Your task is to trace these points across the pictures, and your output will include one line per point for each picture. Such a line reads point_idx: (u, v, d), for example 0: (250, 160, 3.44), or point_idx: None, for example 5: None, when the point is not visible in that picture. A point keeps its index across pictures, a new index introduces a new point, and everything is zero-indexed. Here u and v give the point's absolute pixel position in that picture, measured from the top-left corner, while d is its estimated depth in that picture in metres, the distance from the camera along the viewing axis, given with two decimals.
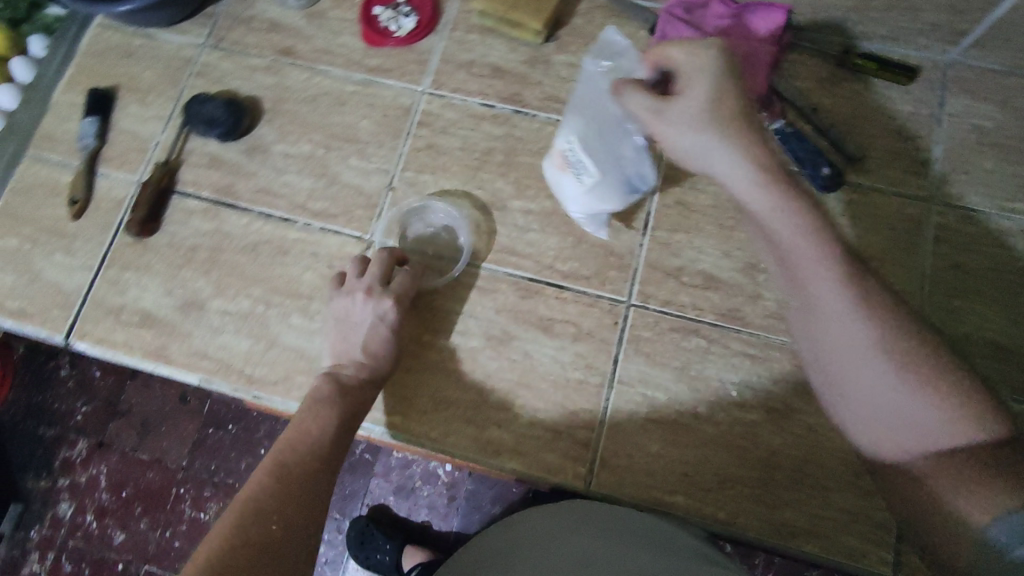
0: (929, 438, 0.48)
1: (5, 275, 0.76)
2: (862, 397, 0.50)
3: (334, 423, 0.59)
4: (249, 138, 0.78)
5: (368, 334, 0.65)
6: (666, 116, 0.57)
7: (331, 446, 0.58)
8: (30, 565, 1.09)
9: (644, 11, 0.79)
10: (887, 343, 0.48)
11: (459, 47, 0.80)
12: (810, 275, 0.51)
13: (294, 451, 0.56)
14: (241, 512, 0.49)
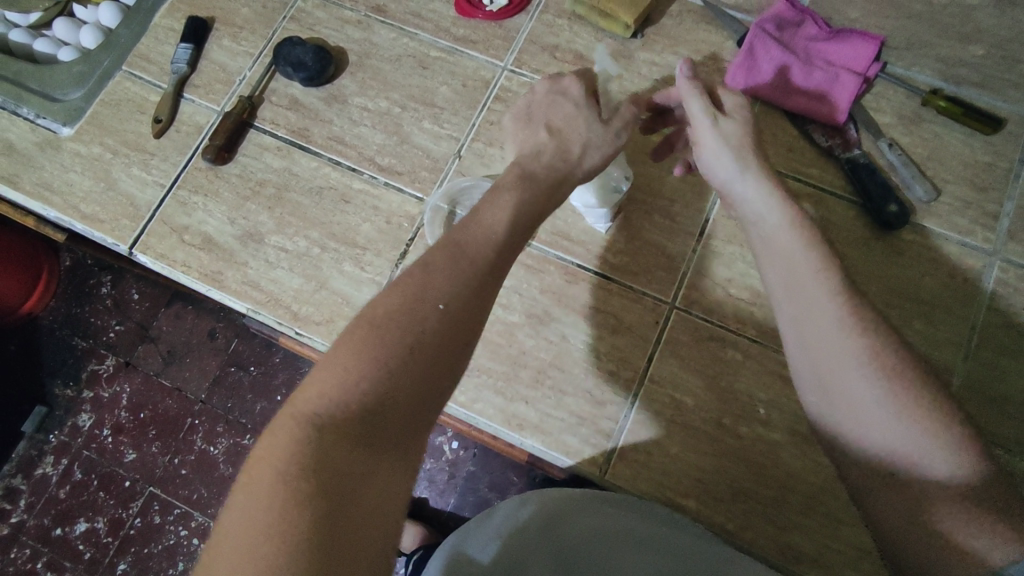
0: (930, 467, 0.46)
1: (82, 179, 0.79)
2: (858, 410, 0.47)
3: (442, 305, 0.43)
4: (331, 87, 0.81)
5: (560, 116, 0.58)
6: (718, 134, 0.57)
7: (433, 335, 0.42)
8: (45, 465, 1.30)
9: (735, 22, 0.79)
10: (887, 362, 0.46)
11: (547, 30, 0.82)
12: (820, 285, 0.49)
13: (381, 336, 0.41)
14: (325, 389, 0.39)
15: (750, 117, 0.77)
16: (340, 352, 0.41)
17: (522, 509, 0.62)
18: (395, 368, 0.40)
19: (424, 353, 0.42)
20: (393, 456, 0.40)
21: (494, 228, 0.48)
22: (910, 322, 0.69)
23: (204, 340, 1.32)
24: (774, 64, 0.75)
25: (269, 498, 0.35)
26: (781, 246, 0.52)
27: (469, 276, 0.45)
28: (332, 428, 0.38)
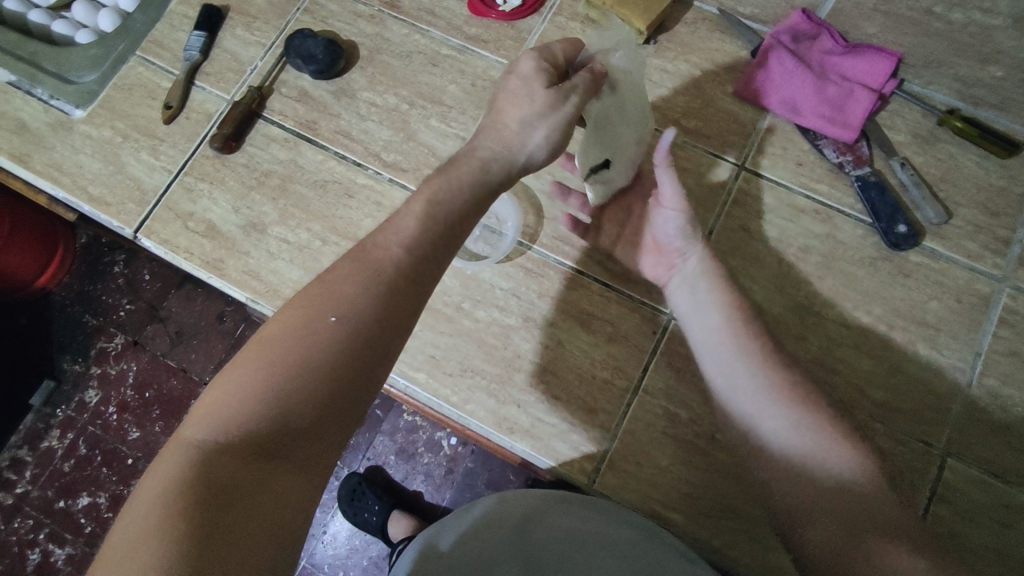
0: (840, 488, 0.53)
1: (91, 161, 0.80)
2: (780, 446, 0.56)
3: (334, 317, 0.45)
4: (341, 80, 0.81)
5: (516, 95, 0.55)
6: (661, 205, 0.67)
7: (323, 346, 0.43)
8: (50, 438, 1.32)
9: (751, 32, 0.78)
10: (789, 388, 0.57)
11: (559, 32, 0.81)
12: (736, 336, 0.61)
13: (275, 352, 0.43)
14: (216, 406, 0.41)
15: (760, 129, 0.76)
16: (234, 370, 0.43)
17: (498, 506, 0.63)
18: (284, 382, 0.42)
19: (316, 364, 0.43)
20: (290, 471, 0.41)
21: (398, 239, 0.49)
22: (913, 346, 0.68)
23: (213, 323, 1.33)
24: (788, 78, 0.74)
25: (147, 511, 0.37)
26: (703, 311, 0.64)
27: (368, 286, 0.46)
28: (219, 445, 0.40)
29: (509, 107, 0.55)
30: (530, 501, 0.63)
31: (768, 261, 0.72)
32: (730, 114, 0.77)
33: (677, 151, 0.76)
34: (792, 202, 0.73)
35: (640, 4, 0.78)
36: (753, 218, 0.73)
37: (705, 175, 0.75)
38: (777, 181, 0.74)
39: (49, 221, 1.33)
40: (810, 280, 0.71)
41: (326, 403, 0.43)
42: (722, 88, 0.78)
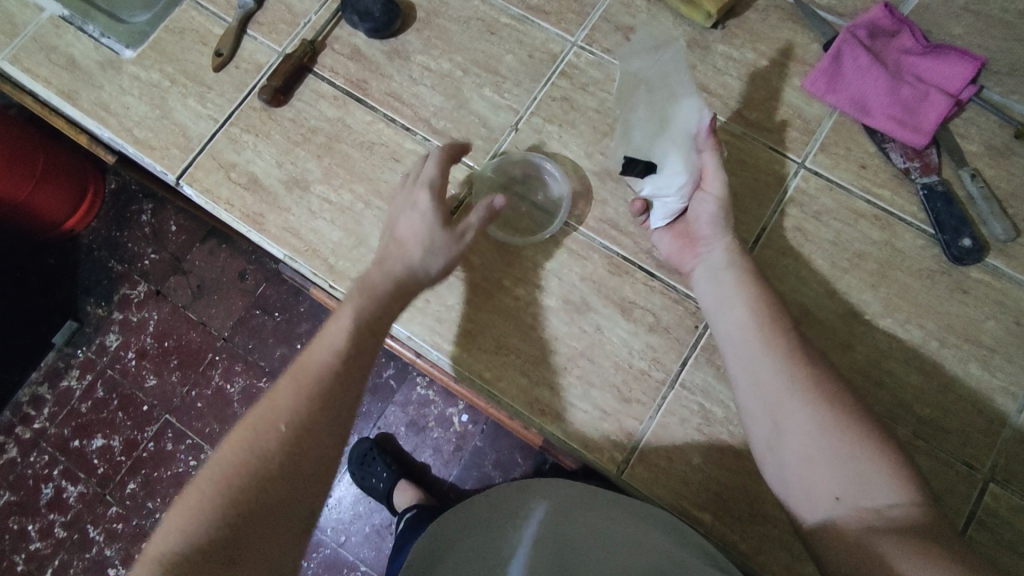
0: (869, 495, 0.48)
1: (138, 103, 0.79)
2: (802, 443, 0.51)
3: (284, 426, 0.49)
4: (395, 41, 0.79)
5: (408, 228, 0.60)
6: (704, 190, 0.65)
7: (277, 457, 0.47)
8: (69, 378, 1.34)
9: (825, 25, 0.74)
10: (819, 387, 0.53)
11: (624, 10, 0.78)
12: (763, 333, 0.57)
13: (228, 473, 0.46)
14: (172, 538, 0.43)
15: (825, 127, 0.73)
16: (190, 499, 0.45)
17: (529, 499, 0.65)
18: (238, 493, 0.45)
19: (269, 471, 0.47)
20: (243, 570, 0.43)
21: (335, 341, 0.54)
22: (966, 365, 0.65)
23: (234, 280, 1.34)
24: (861, 75, 0.71)
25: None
26: (728, 293, 0.60)
27: (314, 391, 0.51)
28: (177, 559, 0.42)
29: (404, 239, 0.60)
30: (549, 490, 0.66)
31: (821, 264, 0.69)
32: (795, 109, 0.74)
33: (734, 143, 0.74)
34: (851, 206, 0.71)
35: None
36: (809, 218, 0.71)
37: (763, 169, 0.73)
38: (836, 183, 0.71)
39: (81, 165, 1.34)
40: (863, 287, 0.68)
41: (283, 506, 0.47)
42: (790, 80, 0.75)
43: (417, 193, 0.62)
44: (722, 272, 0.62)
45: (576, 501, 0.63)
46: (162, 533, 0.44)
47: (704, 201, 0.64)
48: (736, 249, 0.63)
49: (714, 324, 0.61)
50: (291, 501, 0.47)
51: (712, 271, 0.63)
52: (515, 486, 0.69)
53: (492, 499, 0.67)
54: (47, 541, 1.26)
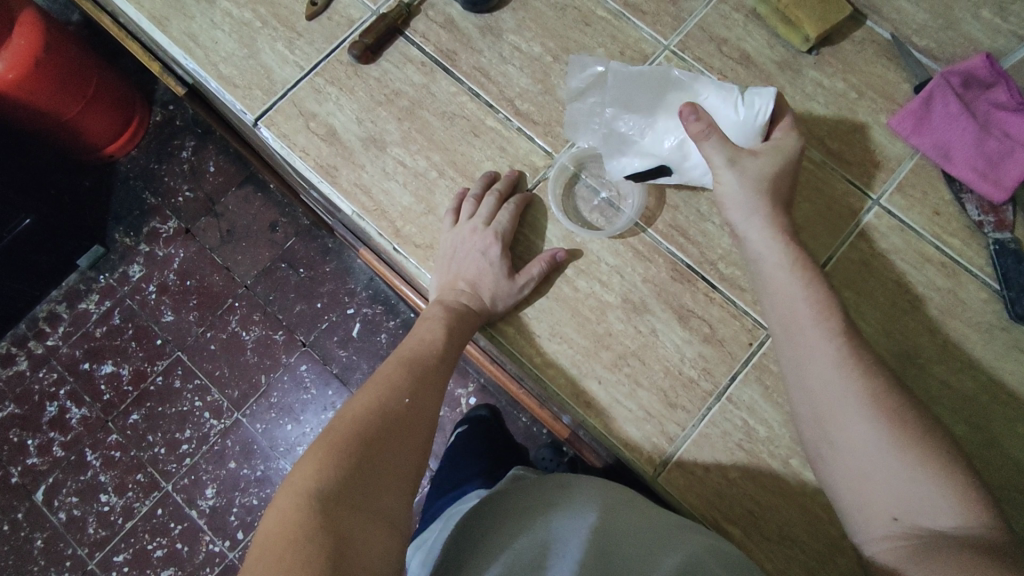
0: (929, 516, 0.48)
1: (227, 40, 0.80)
2: (854, 460, 0.51)
3: (407, 399, 0.55)
4: (490, 17, 0.79)
5: (470, 265, 0.68)
6: (740, 168, 0.62)
7: (406, 421, 0.53)
8: (88, 300, 1.37)
9: (920, 67, 0.74)
10: (874, 399, 0.51)
11: (721, 21, 0.78)
12: (812, 335, 0.55)
13: (365, 422, 0.51)
14: (323, 465, 0.46)
15: (904, 168, 0.73)
16: (332, 438, 0.49)
17: (568, 492, 0.64)
18: (379, 439, 0.50)
19: (400, 429, 0.52)
20: (385, 504, 0.47)
21: (437, 343, 0.62)
22: (1013, 423, 0.66)
23: (265, 230, 1.39)
24: (948, 122, 0.71)
25: (283, 551, 0.39)
26: (784, 288, 0.59)
27: (425, 380, 0.59)
28: (329, 484, 0.45)
29: (472, 280, 0.67)
30: (589, 489, 0.65)
31: (882, 300, 0.70)
32: (878, 146, 0.74)
33: (812, 169, 0.74)
34: (920, 250, 0.71)
35: (817, 11, 0.74)
36: (876, 255, 0.71)
37: (837, 200, 0.73)
38: (907, 224, 0.72)
39: (128, 92, 1.37)
40: (920, 331, 0.69)
41: (407, 460, 0.51)
42: (876, 117, 0.75)
43: (485, 237, 0.68)
44: (774, 264, 0.60)
45: (618, 499, 0.63)
46: (302, 465, 0.46)
47: (720, 189, 0.63)
48: (783, 236, 0.61)
49: (768, 319, 0.60)
50: (411, 457, 0.52)
51: (765, 263, 0.61)
52: (556, 482, 0.67)
53: (532, 493, 0.66)
54: (44, 458, 1.29)
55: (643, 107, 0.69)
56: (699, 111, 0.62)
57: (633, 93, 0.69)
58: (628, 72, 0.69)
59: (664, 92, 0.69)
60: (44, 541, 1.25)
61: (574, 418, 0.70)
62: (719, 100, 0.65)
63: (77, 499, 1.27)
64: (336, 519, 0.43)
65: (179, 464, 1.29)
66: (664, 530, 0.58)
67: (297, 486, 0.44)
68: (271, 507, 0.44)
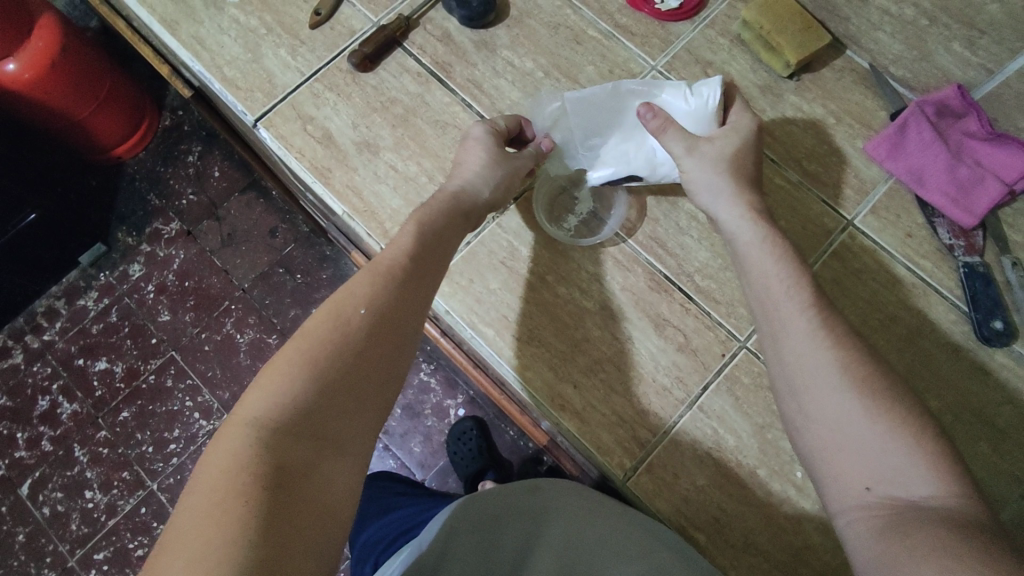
0: (902, 485, 0.48)
1: (233, 44, 0.83)
2: (828, 430, 0.53)
3: (364, 309, 0.51)
4: (485, 33, 0.82)
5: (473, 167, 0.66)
6: (701, 153, 0.66)
7: (361, 337, 0.50)
8: (87, 297, 1.40)
9: (895, 95, 0.77)
10: (846, 369, 0.53)
11: (706, 45, 0.81)
12: (788, 307, 0.58)
13: (316, 345, 0.48)
14: (266, 397, 0.45)
15: (878, 191, 0.76)
16: (279, 366, 0.47)
17: (542, 500, 0.67)
18: (329, 364, 0.48)
19: (357, 342, 0.50)
20: (343, 426, 0.47)
21: (403, 250, 0.58)
22: (978, 442, 0.67)
23: (264, 235, 1.42)
24: (921, 148, 0.73)
25: (218, 493, 0.40)
26: (760, 266, 0.61)
27: (391, 288, 0.54)
28: (272, 416, 0.44)
29: None
30: (562, 497, 0.67)
31: (854, 318, 0.71)
32: (854, 169, 0.76)
33: (789, 189, 0.76)
34: (892, 270, 0.73)
35: (798, 37, 0.77)
36: (849, 273, 0.73)
37: (812, 219, 0.75)
38: (879, 245, 0.74)
39: (139, 97, 1.41)
40: (889, 349, 0.70)
41: (367, 376, 0.49)
42: (853, 141, 0.77)
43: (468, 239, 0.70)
44: (748, 241, 0.63)
45: (588, 508, 0.66)
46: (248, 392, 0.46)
47: (685, 176, 0.67)
48: (759, 218, 0.64)
49: (747, 299, 0.62)
50: (372, 373, 0.50)
51: (739, 238, 0.64)
52: (525, 486, 0.69)
53: (497, 499, 0.66)
54: (32, 452, 1.30)
55: (609, 125, 0.72)
56: (655, 110, 0.67)
57: (595, 116, 0.72)
58: (584, 95, 0.72)
59: (622, 104, 0.72)
60: (26, 535, 1.26)
61: (548, 419, 0.71)
62: (671, 97, 0.70)
63: (62, 495, 1.28)
64: (282, 448, 0.43)
65: (165, 463, 1.30)
66: (637, 535, 0.62)
67: (242, 417, 0.44)
68: (213, 443, 0.44)
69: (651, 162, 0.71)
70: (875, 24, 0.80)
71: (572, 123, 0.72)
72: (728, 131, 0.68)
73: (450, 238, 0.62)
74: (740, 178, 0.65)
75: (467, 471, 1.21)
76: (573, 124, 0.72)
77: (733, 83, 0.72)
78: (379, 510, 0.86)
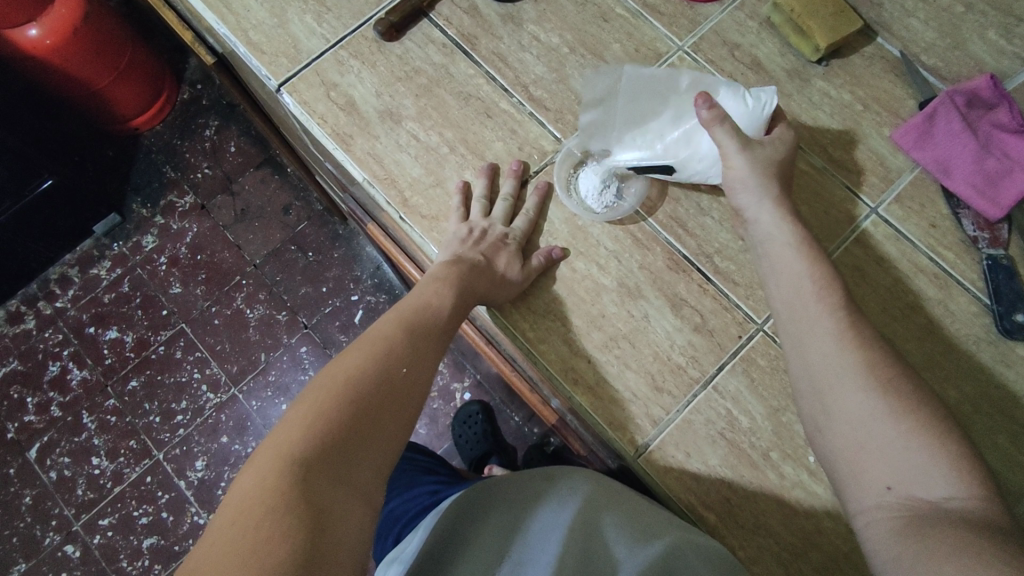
0: (922, 486, 0.48)
1: (259, 9, 0.83)
2: (850, 429, 0.53)
3: (404, 369, 0.55)
4: (512, 6, 0.82)
5: (504, 263, 0.69)
6: (750, 153, 0.65)
7: (400, 393, 0.53)
8: (100, 267, 1.40)
9: (926, 84, 0.76)
10: (869, 370, 0.53)
11: (735, 26, 0.81)
12: (813, 312, 0.58)
13: (357, 388, 0.51)
14: (304, 432, 0.46)
15: (903, 181, 0.75)
16: (320, 401, 0.49)
17: (559, 486, 0.68)
18: (369, 405, 0.51)
19: (395, 393, 0.53)
20: (371, 469, 0.48)
21: (442, 309, 0.62)
22: (994, 436, 0.66)
23: (278, 212, 1.43)
24: (949, 138, 0.72)
25: (255, 517, 0.40)
26: (789, 265, 0.61)
27: (423, 349, 0.59)
28: (312, 448, 0.46)
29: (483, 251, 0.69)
30: (576, 481, 0.68)
31: (874, 306, 0.71)
32: (879, 157, 0.76)
33: (813, 174, 0.76)
34: (914, 260, 0.72)
35: (829, 20, 0.76)
36: (870, 261, 0.73)
37: (835, 206, 0.75)
38: (902, 234, 0.73)
39: (158, 68, 1.41)
40: (909, 338, 0.69)
41: (397, 428, 0.52)
42: (881, 129, 0.76)
43: (502, 233, 0.71)
44: (782, 243, 0.63)
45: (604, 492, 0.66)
46: (285, 422, 0.48)
47: (729, 173, 0.66)
48: (791, 217, 0.64)
49: (772, 299, 0.62)
50: (400, 425, 0.53)
51: (773, 241, 0.63)
52: (542, 474, 0.72)
53: (509, 488, 0.70)
54: (41, 416, 1.31)
55: (655, 112, 0.72)
56: (711, 101, 0.65)
57: (643, 98, 0.73)
58: (638, 75, 0.74)
59: (672, 93, 0.73)
60: (32, 499, 1.27)
61: (562, 394, 0.71)
62: (728, 94, 0.69)
63: (69, 460, 1.29)
64: (318, 482, 0.44)
65: (172, 434, 1.31)
66: (651, 518, 0.62)
67: (280, 444, 0.45)
68: (246, 469, 0.45)
69: (693, 152, 0.69)
70: (907, 11, 0.79)
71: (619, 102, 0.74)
72: (774, 140, 0.68)
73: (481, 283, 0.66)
74: (779, 177, 0.66)
75: (472, 455, 1.21)
76: (612, 105, 0.74)
77: (782, 113, 0.72)
78: (403, 485, 0.85)
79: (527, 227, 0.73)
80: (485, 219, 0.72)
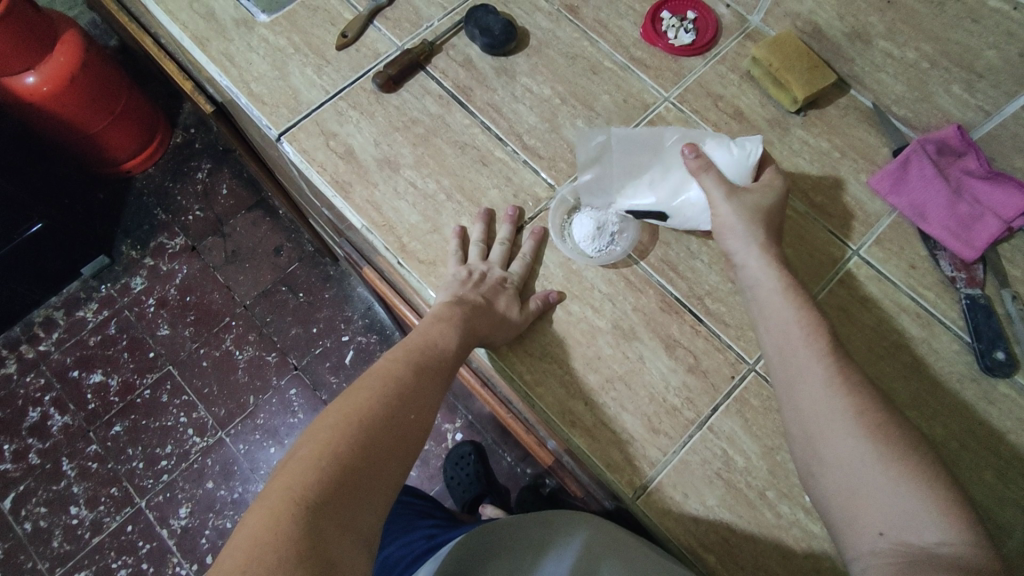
0: (914, 531, 0.50)
1: (261, 62, 0.86)
2: (841, 474, 0.54)
3: (412, 414, 0.56)
4: (505, 60, 0.86)
5: (502, 304, 0.70)
6: (735, 201, 0.68)
7: (406, 437, 0.54)
8: (87, 309, 1.39)
9: (897, 134, 0.81)
10: (858, 414, 0.55)
11: (717, 79, 0.85)
12: (803, 355, 0.59)
13: (367, 429, 0.52)
14: (315, 471, 0.47)
15: (881, 225, 0.78)
16: (331, 440, 0.50)
17: (559, 531, 0.69)
18: (377, 449, 0.51)
19: (401, 438, 0.54)
20: (374, 514, 0.49)
21: (449, 351, 0.63)
22: (982, 471, 0.67)
23: (269, 254, 1.44)
24: (925, 185, 0.76)
25: (263, 560, 0.41)
26: (778, 310, 0.63)
27: (428, 391, 0.59)
28: (322, 489, 0.46)
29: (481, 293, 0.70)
30: (576, 527, 0.69)
31: (861, 345, 0.73)
32: (858, 202, 0.79)
33: (796, 218, 0.79)
34: (895, 299, 0.75)
35: (804, 75, 0.80)
36: (855, 301, 0.75)
37: (818, 249, 0.78)
38: (884, 275, 0.76)
39: (153, 115, 1.44)
40: (895, 376, 0.71)
41: (399, 475, 0.53)
42: (858, 175, 0.80)
43: (500, 277, 0.73)
44: (769, 288, 0.65)
45: (603, 537, 0.67)
46: (296, 458, 0.48)
47: (717, 220, 0.69)
48: (777, 263, 0.66)
49: (763, 342, 0.64)
50: (402, 470, 0.53)
51: (761, 285, 0.65)
52: (541, 519, 0.73)
53: (510, 534, 0.71)
54: (19, 464, 1.28)
55: (648, 164, 0.75)
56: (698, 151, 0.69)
57: (635, 153, 0.76)
58: (629, 132, 0.76)
59: (662, 146, 0.75)
60: (5, 552, 1.22)
61: (560, 436, 0.72)
62: (715, 146, 0.72)
63: (45, 510, 1.25)
64: (326, 526, 0.45)
65: (155, 480, 1.28)
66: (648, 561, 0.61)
67: (290, 482, 0.46)
68: (255, 505, 0.45)
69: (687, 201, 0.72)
70: None
71: (614, 158, 0.76)
72: (763, 187, 0.70)
73: (480, 323, 0.67)
74: (766, 222, 0.68)
75: (465, 497, 1.20)
76: (607, 162, 0.76)
77: (770, 158, 0.75)
78: (398, 529, 0.84)
79: (525, 270, 0.74)
80: (483, 262, 0.74)
